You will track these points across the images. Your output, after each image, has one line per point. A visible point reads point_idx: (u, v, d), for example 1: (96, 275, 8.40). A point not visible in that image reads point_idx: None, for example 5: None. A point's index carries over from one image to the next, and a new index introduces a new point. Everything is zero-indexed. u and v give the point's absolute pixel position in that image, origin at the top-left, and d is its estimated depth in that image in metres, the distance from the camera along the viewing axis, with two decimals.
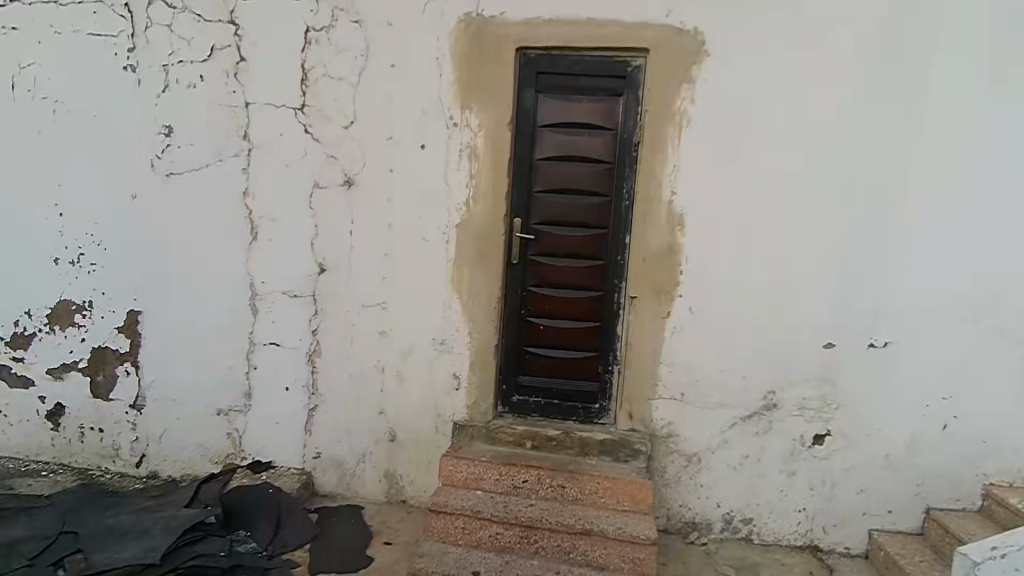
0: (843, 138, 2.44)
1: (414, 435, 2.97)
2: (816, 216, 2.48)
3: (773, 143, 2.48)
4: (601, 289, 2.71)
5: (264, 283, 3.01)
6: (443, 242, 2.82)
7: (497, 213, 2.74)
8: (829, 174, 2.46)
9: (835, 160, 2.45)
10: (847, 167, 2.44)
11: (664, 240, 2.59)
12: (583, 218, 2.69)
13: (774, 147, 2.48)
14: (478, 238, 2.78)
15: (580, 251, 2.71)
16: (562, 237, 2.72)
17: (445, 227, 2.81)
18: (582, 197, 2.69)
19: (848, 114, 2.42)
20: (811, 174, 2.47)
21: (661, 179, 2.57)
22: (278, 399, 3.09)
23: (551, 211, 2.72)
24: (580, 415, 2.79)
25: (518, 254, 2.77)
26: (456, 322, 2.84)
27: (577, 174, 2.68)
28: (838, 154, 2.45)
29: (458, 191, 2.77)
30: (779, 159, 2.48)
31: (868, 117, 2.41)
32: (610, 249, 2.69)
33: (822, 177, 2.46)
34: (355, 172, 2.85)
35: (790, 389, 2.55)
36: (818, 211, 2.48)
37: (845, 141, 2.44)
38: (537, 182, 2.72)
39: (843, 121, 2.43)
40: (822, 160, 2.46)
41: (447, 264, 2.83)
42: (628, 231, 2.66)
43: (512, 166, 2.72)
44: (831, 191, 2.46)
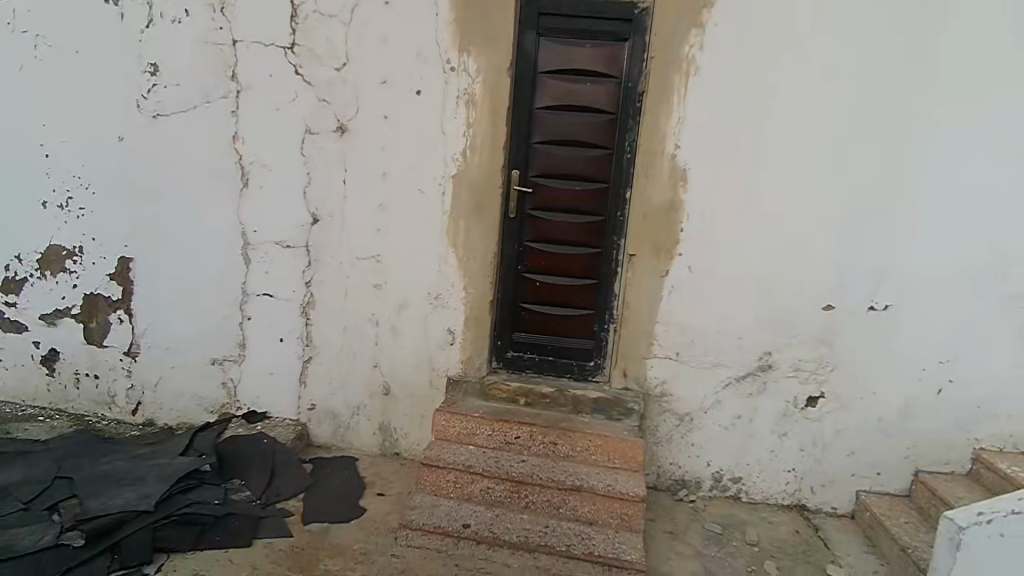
0: (857, 98, 2.31)
1: (407, 389, 2.96)
2: (825, 177, 2.38)
3: (785, 97, 2.35)
4: (600, 246, 2.64)
5: (256, 233, 2.94)
6: (439, 194, 2.73)
7: (495, 164, 2.64)
8: (841, 135, 2.35)
9: (848, 120, 2.33)
10: (861, 127, 2.33)
11: (666, 197, 2.50)
12: (583, 171, 2.60)
13: (786, 102, 2.35)
14: (475, 189, 2.68)
15: (578, 206, 2.63)
16: (560, 191, 2.63)
17: (441, 178, 2.71)
18: (583, 149, 2.58)
19: (865, 72, 2.29)
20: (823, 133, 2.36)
21: (666, 131, 2.46)
22: (272, 350, 3.07)
23: (550, 164, 2.63)
24: (574, 373, 2.77)
25: (514, 208, 2.69)
26: (452, 277, 2.79)
27: (578, 124, 2.57)
28: (853, 114, 2.33)
29: (454, 140, 2.67)
30: (790, 115, 2.36)
31: (887, 76, 2.28)
32: (610, 205, 2.60)
33: (833, 138, 2.35)
34: (348, 118, 2.73)
35: (787, 350, 2.50)
36: (828, 172, 2.38)
37: (860, 100, 2.31)
38: (536, 132, 2.62)
39: (859, 81, 2.30)
40: (835, 119, 2.34)
41: (443, 216, 2.75)
42: (629, 187, 2.57)
43: (510, 115, 2.61)
44: (842, 152, 2.36)
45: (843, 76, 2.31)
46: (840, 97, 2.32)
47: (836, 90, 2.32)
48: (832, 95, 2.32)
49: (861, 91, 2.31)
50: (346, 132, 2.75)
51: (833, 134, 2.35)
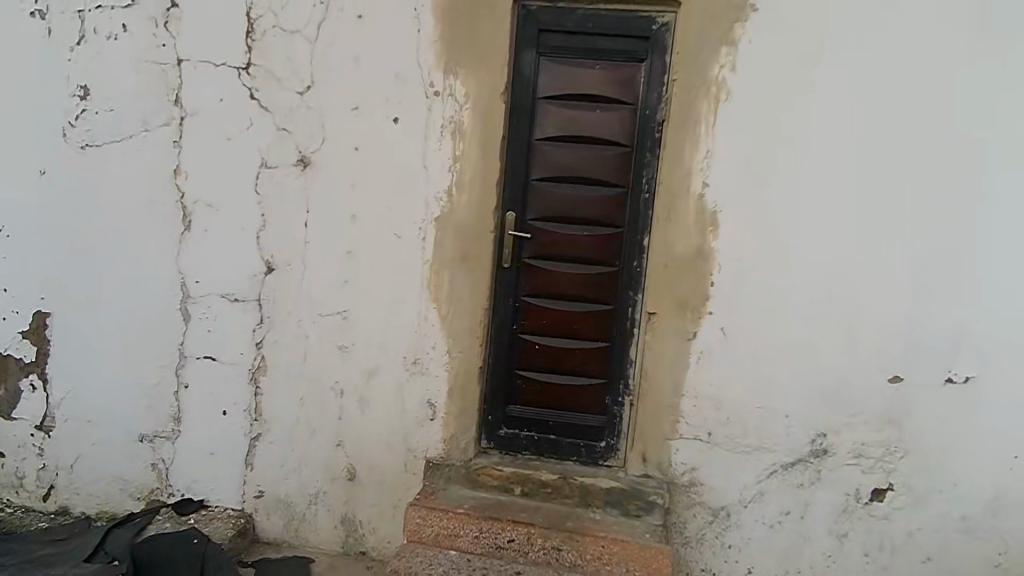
0: (904, 137, 1.95)
1: (377, 473, 2.43)
2: (874, 227, 1.99)
3: (826, 134, 1.98)
4: (612, 302, 2.21)
5: (197, 284, 2.46)
6: (419, 240, 2.29)
7: (486, 204, 2.22)
8: (890, 172, 1.97)
9: (895, 161, 1.96)
10: (912, 172, 1.96)
11: (692, 244, 2.09)
12: (592, 213, 2.19)
13: (828, 139, 1.98)
14: (463, 233, 2.25)
15: (585, 254, 2.21)
16: (564, 236, 2.22)
17: (422, 219, 2.28)
18: (591, 187, 2.19)
19: (911, 107, 1.93)
20: (866, 178, 1.98)
21: (691, 166, 2.06)
22: (214, 425, 2.54)
23: (552, 204, 2.22)
24: (582, 456, 2.30)
25: (510, 256, 2.26)
26: (433, 337, 2.31)
27: (585, 158, 2.18)
28: (912, 148, 1.95)
29: (438, 176, 2.24)
30: (830, 157, 1.99)
31: (938, 111, 1.93)
32: (625, 253, 2.18)
33: (878, 183, 1.98)
34: (312, 149, 2.30)
35: (846, 432, 2.05)
36: (879, 214, 1.98)
37: (919, 129, 1.94)
38: (535, 166, 2.21)
39: (910, 107, 1.94)
40: (879, 162, 1.97)
41: (423, 266, 2.30)
42: (648, 232, 2.16)
43: (504, 147, 2.21)
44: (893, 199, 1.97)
45: (888, 102, 1.94)
46: (885, 136, 1.96)
47: (876, 127, 1.96)
48: (873, 133, 1.96)
49: (913, 129, 1.94)
50: (308, 165, 2.31)
51: (880, 172, 1.97)
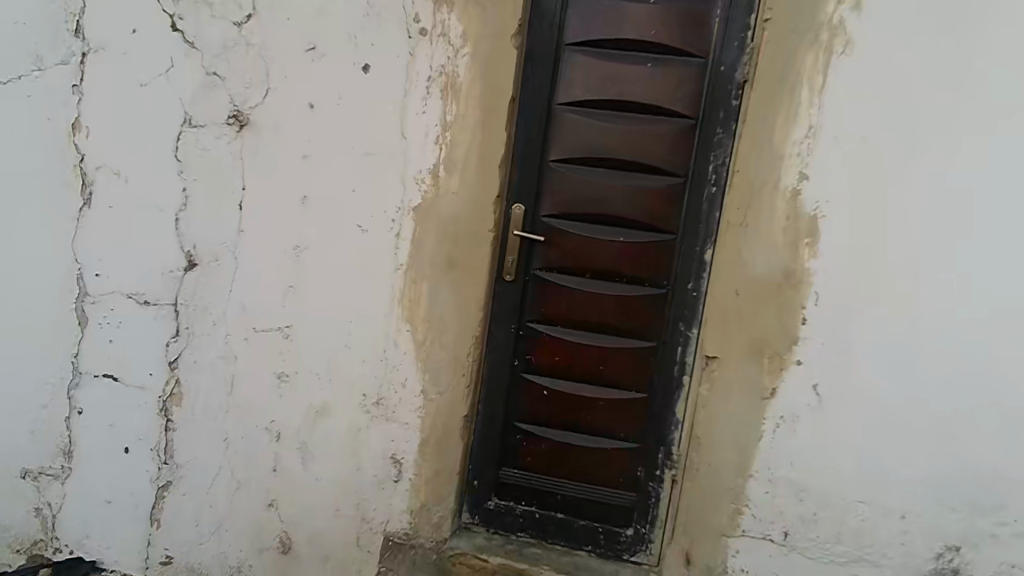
0: None
1: (319, 545, 1.81)
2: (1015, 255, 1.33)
3: (944, 126, 1.32)
4: (656, 338, 1.59)
5: (99, 278, 1.81)
6: (391, 238, 1.64)
7: (483, 193, 1.61)
8: None
9: None
10: None
11: (775, 265, 1.43)
12: (633, 212, 1.56)
13: (946, 133, 1.32)
14: (451, 231, 1.61)
15: (620, 268, 1.59)
16: (593, 242, 1.59)
17: (398, 209, 1.62)
18: (635, 175, 1.56)
19: None
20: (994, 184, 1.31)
21: (781, 152, 1.40)
22: (113, 467, 1.90)
23: (575, 198, 1.59)
24: (599, 544, 1.71)
25: (515, 269, 1.65)
26: (405, 371, 1.67)
27: (627, 135, 1.55)
28: None
29: (422, 150, 1.60)
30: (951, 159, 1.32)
31: None
32: (678, 271, 1.57)
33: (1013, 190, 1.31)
34: (253, 104, 1.66)
35: (991, 549, 1.42)
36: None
37: None
38: (556, 145, 1.60)
39: None
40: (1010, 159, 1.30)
41: (396, 274, 1.65)
42: (709, 243, 1.55)
43: (513, 120, 1.61)
44: None
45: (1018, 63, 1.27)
46: (1011, 115, 1.29)
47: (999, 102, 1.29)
48: (994, 111, 1.30)
49: None
50: (245, 127, 1.67)
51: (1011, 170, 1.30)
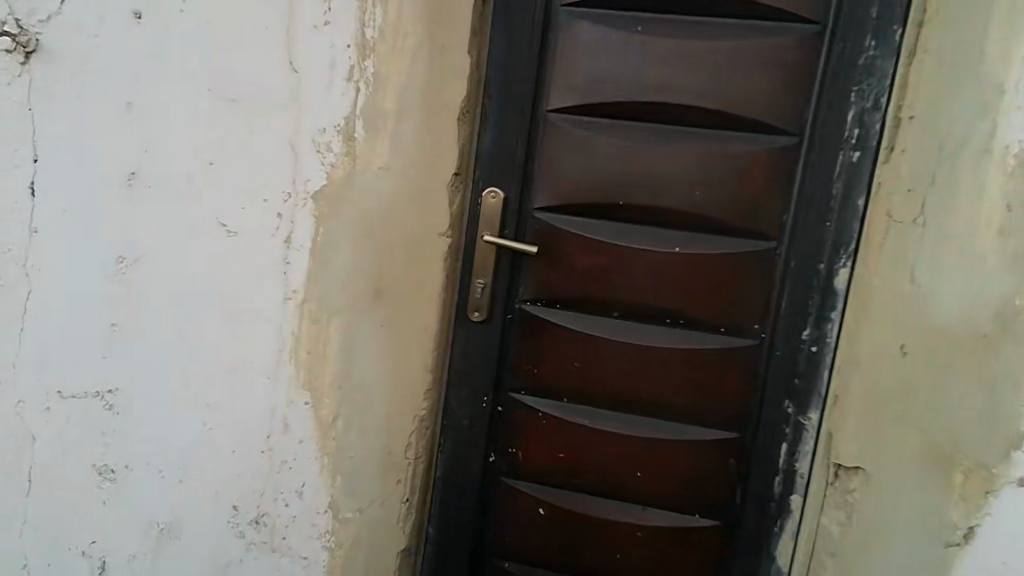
0: None
1: None
2: None
3: None
4: (741, 429, 0.90)
5: None
6: (275, 246, 0.95)
7: (433, 167, 0.90)
8: None
9: None
10: None
11: (979, 299, 0.74)
12: (699, 198, 0.87)
13: None
14: (377, 234, 0.91)
15: (673, 302, 0.90)
16: (629, 254, 0.90)
17: (286, 194, 0.93)
18: (700, 134, 0.86)
19: None
20: None
21: (993, 78, 0.72)
22: None
23: (591, 180, 0.90)
24: None
25: (488, 304, 0.93)
26: (300, 475, 0.99)
27: (690, 61, 0.85)
28: None
29: (325, 92, 0.90)
30: None
31: None
32: (785, 312, 0.86)
33: None
34: (44, 16, 0.92)
35: None
36: None
37: None
38: (559, 85, 0.90)
39: None
40: None
41: (286, 306, 0.96)
42: (845, 258, 0.83)
43: (482, 40, 0.91)
44: None
45: None
46: None
47: None
48: None
49: None
50: (31, 54, 0.93)
51: None
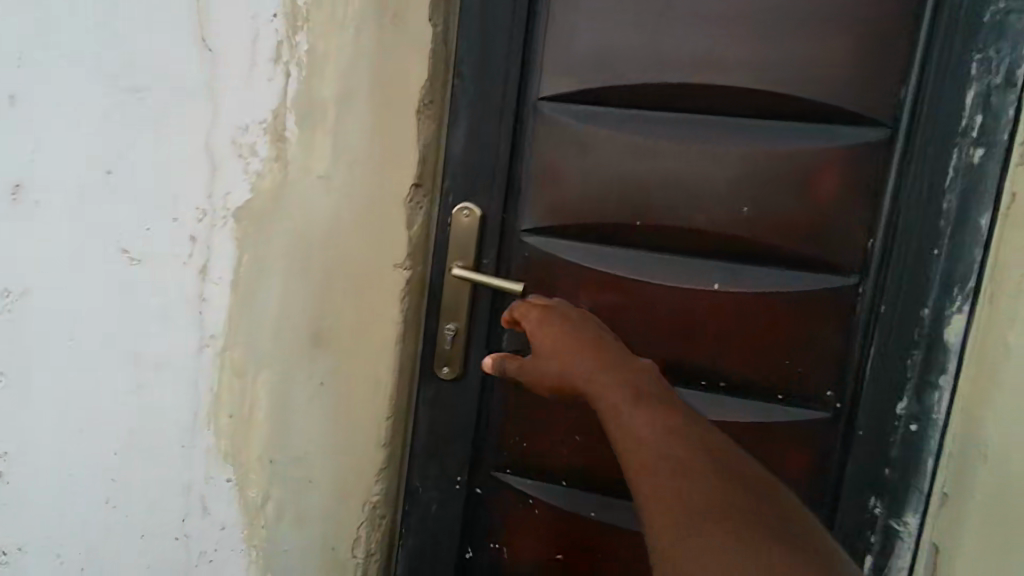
0: None
1: None
2: None
3: None
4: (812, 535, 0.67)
5: None
6: (190, 279, 0.73)
7: (387, 175, 0.67)
8: None
9: None
10: None
11: None
12: (744, 215, 0.65)
13: None
14: (315, 266, 0.69)
15: (709, 359, 0.67)
16: (649, 294, 0.67)
17: (201, 211, 0.72)
18: (752, 128, 0.64)
19: None
20: None
21: None
22: None
23: (600, 193, 0.67)
24: None
25: (460, 356, 0.71)
26: (224, 569, 0.78)
27: (735, 28, 0.63)
28: None
29: (247, 78, 0.68)
30: None
31: None
32: (872, 372, 0.64)
33: None
34: None
35: None
36: None
37: None
38: (554, 64, 0.67)
39: None
40: None
41: (203, 356, 0.74)
42: (956, 306, 0.62)
43: (451, 3, 0.67)
44: None
45: None
46: None
47: None
48: None
49: None
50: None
51: None
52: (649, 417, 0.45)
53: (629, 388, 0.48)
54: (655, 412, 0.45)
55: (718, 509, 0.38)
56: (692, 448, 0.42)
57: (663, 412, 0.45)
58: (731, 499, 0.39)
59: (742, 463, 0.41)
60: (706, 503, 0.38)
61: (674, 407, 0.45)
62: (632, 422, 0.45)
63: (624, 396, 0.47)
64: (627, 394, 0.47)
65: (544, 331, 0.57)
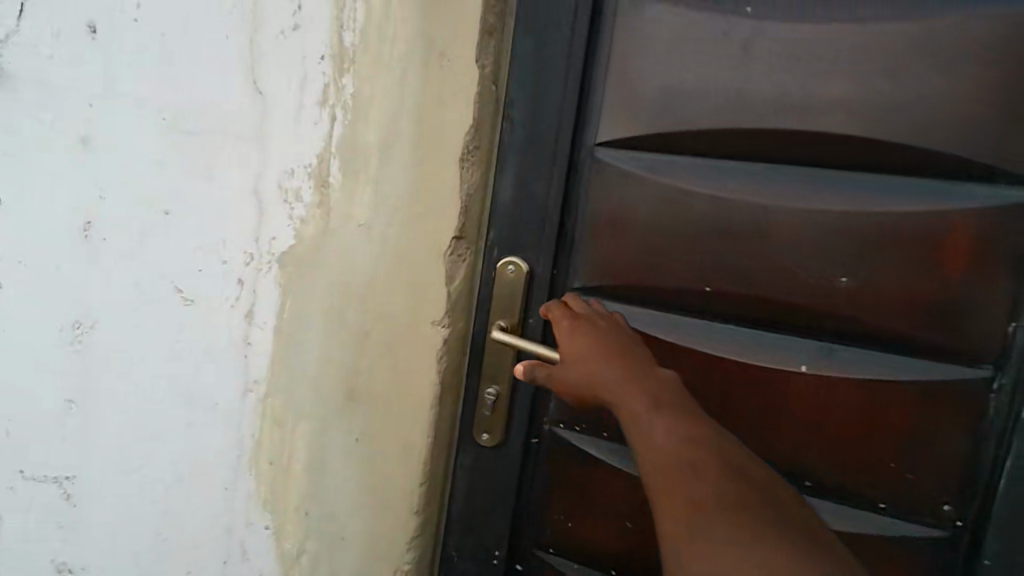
0: None
1: None
2: None
3: None
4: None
5: None
6: (236, 324, 0.72)
7: (430, 224, 0.63)
8: None
9: None
10: None
11: None
12: (847, 288, 0.58)
13: None
14: (358, 317, 0.67)
15: (795, 452, 0.61)
16: (737, 376, 0.61)
17: (248, 256, 0.70)
18: (844, 184, 0.57)
19: None
20: None
21: None
22: None
23: (688, 256, 0.61)
24: None
25: (501, 423, 0.68)
26: None
27: (821, 68, 0.56)
28: None
29: (294, 121, 0.66)
30: None
31: None
32: (1006, 482, 0.56)
33: None
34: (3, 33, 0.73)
35: None
36: None
37: None
38: (614, 109, 0.62)
39: None
40: None
41: (246, 402, 0.73)
42: None
43: (506, 40, 0.63)
44: None
45: None
46: None
47: None
48: None
49: None
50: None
51: None
52: (670, 424, 0.44)
53: (650, 394, 0.47)
54: (676, 418, 0.44)
55: (734, 510, 0.38)
56: (712, 455, 0.41)
57: (684, 419, 0.44)
58: (747, 501, 0.39)
59: (758, 466, 0.42)
60: (725, 507, 0.38)
61: (695, 412, 0.45)
62: (652, 429, 0.44)
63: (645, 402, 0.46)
64: (647, 401, 0.46)
65: (572, 337, 0.54)
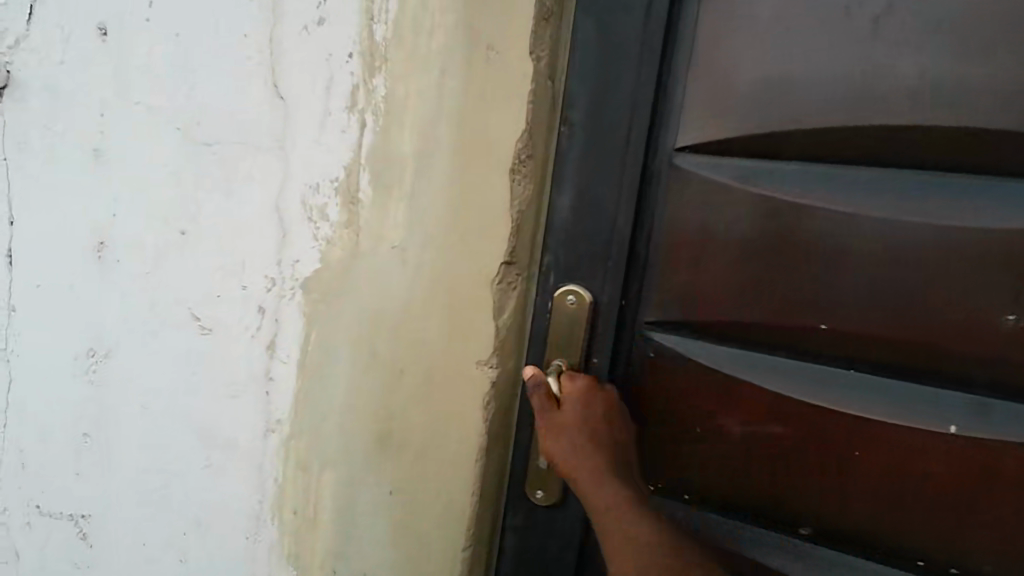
0: None
1: None
2: None
3: None
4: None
5: None
6: (258, 355, 0.65)
7: (475, 246, 0.54)
8: None
9: None
10: None
11: None
12: (1014, 329, 0.47)
13: None
14: (390, 353, 0.58)
15: (929, 529, 0.51)
16: (859, 434, 0.51)
17: (270, 280, 0.63)
18: (987, 199, 0.46)
19: None
20: None
21: None
22: None
23: (801, 283, 0.51)
24: None
25: (557, 481, 0.58)
26: None
27: (957, 54, 0.46)
28: None
29: (319, 128, 0.58)
30: None
31: None
32: None
33: None
34: (11, 40, 0.68)
35: None
36: None
37: None
38: (698, 107, 0.52)
39: None
40: None
41: (267, 443, 0.65)
42: None
43: (565, 28, 0.54)
44: None
45: None
46: None
47: None
48: None
49: None
50: (0, 90, 0.69)
51: None
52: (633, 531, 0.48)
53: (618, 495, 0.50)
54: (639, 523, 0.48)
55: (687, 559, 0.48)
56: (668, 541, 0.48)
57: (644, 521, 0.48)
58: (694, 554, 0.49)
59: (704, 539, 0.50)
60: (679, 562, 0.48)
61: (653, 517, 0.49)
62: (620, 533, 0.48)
63: (612, 501, 0.49)
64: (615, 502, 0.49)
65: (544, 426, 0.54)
